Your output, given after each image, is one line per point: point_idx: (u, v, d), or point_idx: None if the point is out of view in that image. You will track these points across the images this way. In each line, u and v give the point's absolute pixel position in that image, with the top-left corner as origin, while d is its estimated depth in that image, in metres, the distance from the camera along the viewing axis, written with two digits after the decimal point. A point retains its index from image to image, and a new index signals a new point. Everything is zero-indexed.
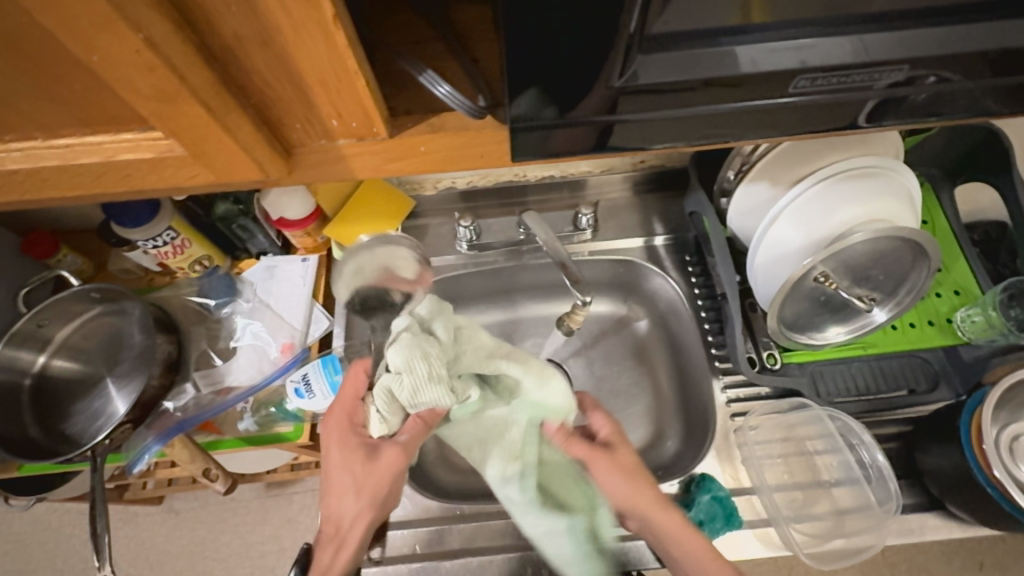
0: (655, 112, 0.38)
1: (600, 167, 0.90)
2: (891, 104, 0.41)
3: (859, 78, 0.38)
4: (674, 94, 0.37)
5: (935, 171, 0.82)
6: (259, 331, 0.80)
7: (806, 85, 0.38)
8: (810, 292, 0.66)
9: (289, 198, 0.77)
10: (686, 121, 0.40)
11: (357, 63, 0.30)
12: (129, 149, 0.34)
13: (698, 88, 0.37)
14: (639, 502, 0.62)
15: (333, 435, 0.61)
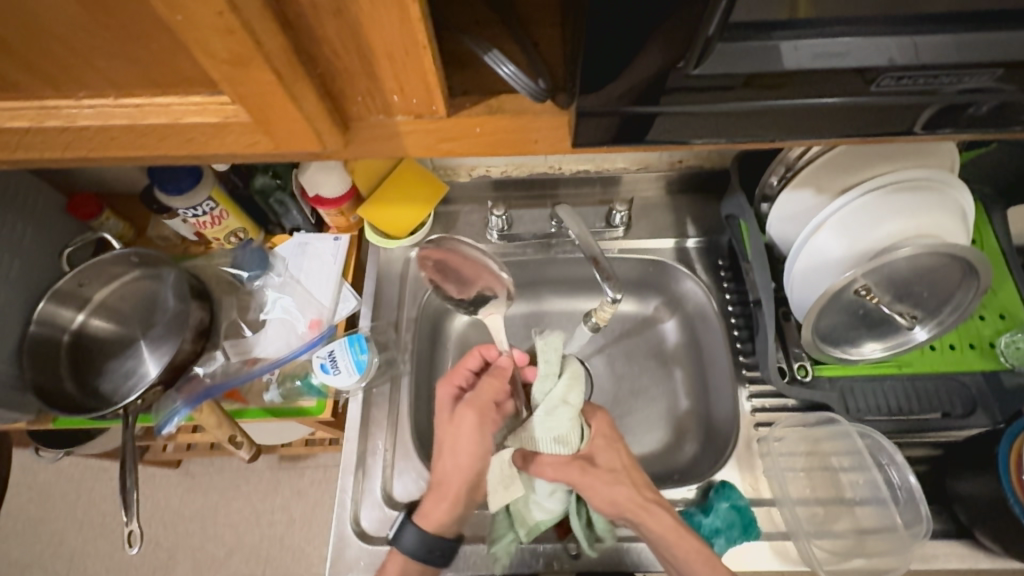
0: (719, 104, 0.37)
1: (636, 164, 0.89)
2: (968, 113, 0.39)
3: (944, 80, 0.36)
4: (741, 88, 0.36)
5: (989, 189, 0.78)
6: (289, 306, 0.82)
7: (888, 84, 0.36)
8: (849, 305, 0.65)
9: (326, 175, 0.78)
10: (746, 119, 0.39)
11: (427, 38, 0.30)
12: (196, 112, 0.34)
13: (745, 83, 0.35)
14: (629, 504, 0.62)
15: (444, 401, 0.69)
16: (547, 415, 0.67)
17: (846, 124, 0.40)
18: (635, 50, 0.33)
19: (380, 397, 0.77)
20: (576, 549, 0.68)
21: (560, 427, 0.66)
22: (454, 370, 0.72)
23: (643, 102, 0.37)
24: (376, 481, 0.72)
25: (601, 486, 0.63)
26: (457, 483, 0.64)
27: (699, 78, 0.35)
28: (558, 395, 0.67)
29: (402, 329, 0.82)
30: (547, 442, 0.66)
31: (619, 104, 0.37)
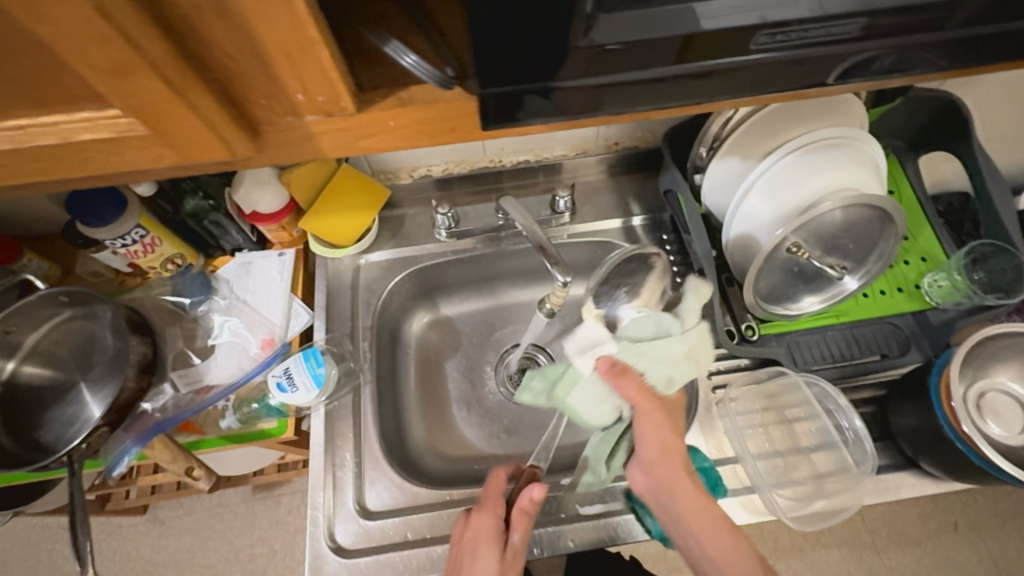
0: (630, 74, 0.39)
1: (575, 150, 0.91)
2: (861, 63, 0.42)
3: (815, 34, 0.38)
4: (643, 55, 0.37)
5: (899, 142, 0.85)
6: (237, 328, 0.79)
7: (766, 41, 0.39)
8: (784, 264, 0.68)
9: (261, 191, 0.76)
10: (659, 86, 0.40)
11: (319, 31, 0.30)
12: (88, 128, 0.33)
13: (653, 48, 0.37)
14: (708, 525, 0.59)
15: (479, 547, 0.61)
16: (681, 357, 0.66)
17: (750, 85, 0.42)
18: (542, 25, 0.33)
19: (343, 409, 0.76)
20: (553, 532, 0.69)
21: (678, 370, 0.66)
22: (488, 500, 0.65)
23: (562, 77, 0.38)
24: (348, 493, 0.71)
25: (667, 430, 0.63)
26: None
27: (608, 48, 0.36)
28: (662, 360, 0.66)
29: (358, 339, 0.81)
30: (660, 376, 0.65)
31: (532, 79, 0.37)
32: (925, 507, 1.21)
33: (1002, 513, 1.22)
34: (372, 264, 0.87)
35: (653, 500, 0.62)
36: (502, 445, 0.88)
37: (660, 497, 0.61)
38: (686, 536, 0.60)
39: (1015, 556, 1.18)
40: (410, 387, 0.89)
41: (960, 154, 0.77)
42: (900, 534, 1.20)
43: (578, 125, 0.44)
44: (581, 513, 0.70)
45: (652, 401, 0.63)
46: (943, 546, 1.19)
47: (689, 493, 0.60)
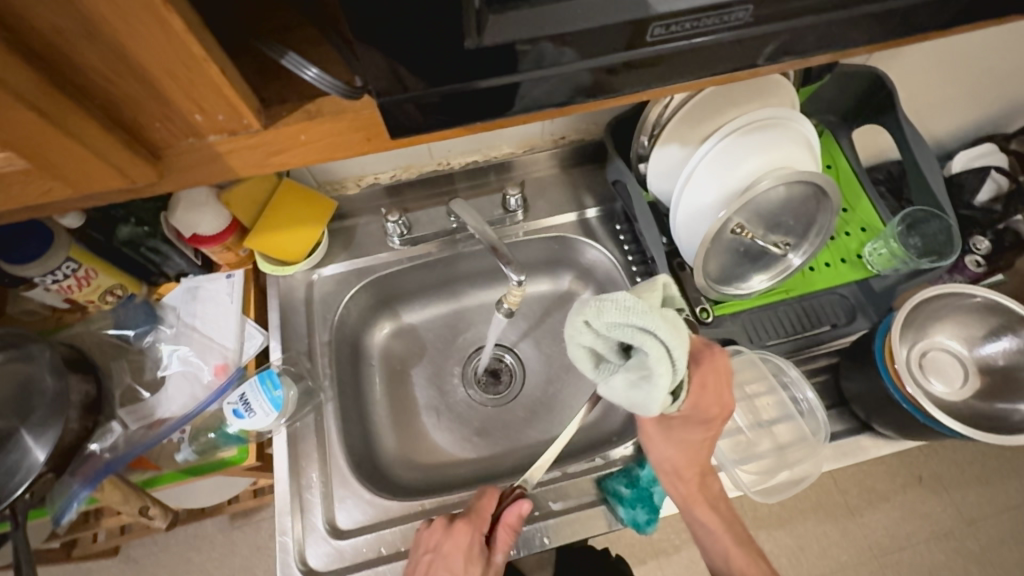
0: (554, 70, 0.38)
1: (522, 147, 0.90)
2: (777, 45, 0.42)
3: (710, 21, 0.37)
4: (561, 52, 0.37)
5: (832, 117, 0.87)
6: (187, 356, 0.76)
7: (662, 32, 0.37)
8: (731, 245, 0.70)
9: (199, 213, 0.73)
10: (583, 78, 0.40)
11: (203, 48, 0.30)
12: None
13: (569, 43, 0.36)
14: (693, 499, 0.65)
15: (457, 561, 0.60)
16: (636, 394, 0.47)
17: (671, 75, 0.42)
18: (450, 26, 0.33)
19: (306, 429, 0.74)
20: (529, 532, 0.68)
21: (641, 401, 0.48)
22: (478, 515, 0.64)
23: (475, 76, 0.37)
24: (316, 514, 0.69)
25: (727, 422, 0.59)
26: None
27: (527, 47, 0.35)
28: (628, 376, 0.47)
29: (317, 356, 0.79)
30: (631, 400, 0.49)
31: (450, 79, 0.37)
32: (890, 465, 1.27)
33: (961, 461, 1.28)
34: (325, 278, 0.85)
35: (671, 485, 0.65)
36: (475, 448, 0.87)
37: (684, 486, 0.65)
38: (696, 518, 0.66)
39: (973, 500, 1.25)
40: (377, 400, 0.88)
41: (890, 125, 0.79)
42: (869, 492, 1.25)
43: (508, 123, 0.44)
44: (554, 508, 0.69)
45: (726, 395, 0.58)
46: (909, 499, 1.25)
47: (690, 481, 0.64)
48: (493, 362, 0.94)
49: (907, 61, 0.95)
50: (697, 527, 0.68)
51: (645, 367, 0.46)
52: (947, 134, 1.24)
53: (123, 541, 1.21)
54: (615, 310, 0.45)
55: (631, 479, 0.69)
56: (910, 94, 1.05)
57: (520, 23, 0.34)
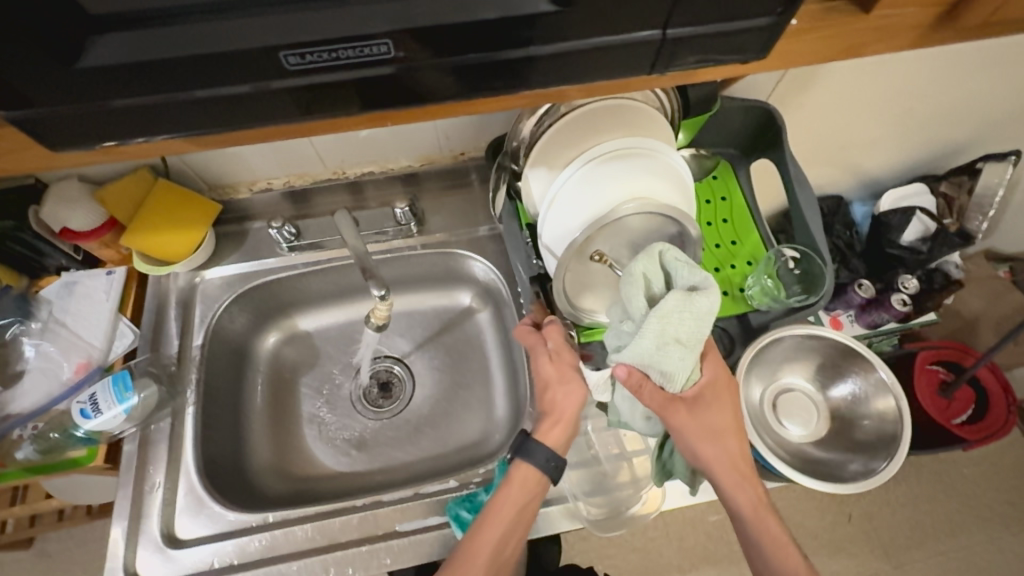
0: (270, 85, 0.35)
1: (422, 160, 0.89)
2: (565, 76, 0.37)
3: (349, 54, 0.33)
4: (291, 76, 0.34)
5: (733, 150, 0.87)
6: (49, 352, 0.76)
7: (298, 62, 0.33)
8: (596, 271, 0.69)
9: (69, 208, 0.73)
10: (300, 98, 0.36)
11: None
12: None
13: (295, 66, 0.34)
14: (749, 508, 0.65)
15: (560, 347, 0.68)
16: (654, 352, 0.54)
17: (448, 104, 0.40)
18: (146, 41, 0.32)
19: (160, 433, 0.73)
20: (367, 553, 0.66)
21: (665, 363, 0.55)
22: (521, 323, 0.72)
23: (154, 90, 0.34)
24: (153, 521, 0.68)
25: (722, 409, 0.63)
26: (562, 401, 0.66)
27: (241, 57, 0.33)
28: (670, 331, 0.54)
29: (186, 360, 0.78)
30: (671, 367, 0.56)
31: (136, 91, 0.34)
32: (820, 501, 1.20)
33: (892, 501, 1.22)
34: (210, 281, 0.85)
35: (739, 489, 0.64)
36: (352, 461, 0.84)
37: (748, 494, 0.65)
38: (746, 529, 0.66)
39: (902, 543, 1.18)
40: (255, 405, 0.85)
41: (778, 161, 0.79)
42: (798, 530, 1.18)
43: (275, 135, 0.41)
44: (398, 530, 0.68)
45: (722, 382, 0.63)
46: (836, 538, 1.18)
47: (737, 492, 0.64)
48: (382, 375, 0.92)
49: (818, 99, 0.92)
50: (745, 539, 0.66)
51: (659, 324, 0.53)
52: (882, 171, 1.22)
53: (36, 531, 1.26)
54: (686, 264, 0.56)
55: (474, 505, 0.68)
56: (829, 133, 1.03)
57: (157, 41, 0.32)
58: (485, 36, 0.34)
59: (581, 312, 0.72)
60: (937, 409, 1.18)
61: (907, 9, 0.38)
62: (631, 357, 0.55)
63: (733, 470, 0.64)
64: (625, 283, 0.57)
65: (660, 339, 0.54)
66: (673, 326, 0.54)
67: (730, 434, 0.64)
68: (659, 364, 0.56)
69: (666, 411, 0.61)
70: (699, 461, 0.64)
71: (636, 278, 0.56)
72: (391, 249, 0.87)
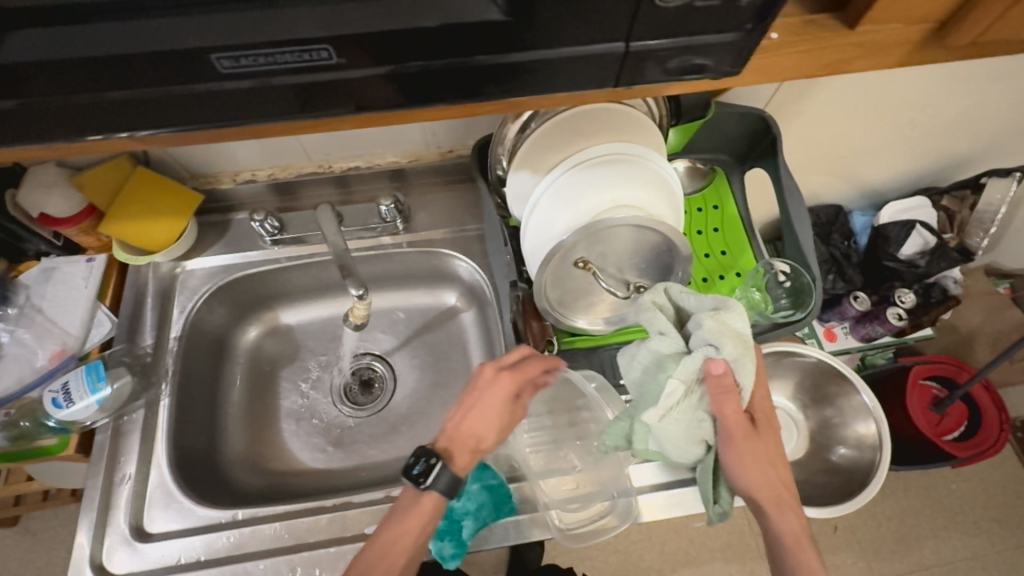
0: (214, 88, 0.34)
1: (409, 157, 0.88)
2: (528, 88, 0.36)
3: (285, 58, 0.32)
4: (238, 79, 0.33)
5: (726, 156, 0.85)
6: (25, 339, 0.75)
7: (232, 65, 0.32)
8: (578, 280, 0.68)
9: (45, 194, 0.72)
10: (248, 102, 0.35)
11: None
12: None
13: (235, 66, 0.32)
14: (792, 537, 0.61)
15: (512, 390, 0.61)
16: (737, 357, 0.54)
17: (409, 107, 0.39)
18: (87, 35, 0.30)
19: (133, 425, 0.72)
20: (335, 555, 0.65)
21: (739, 372, 0.56)
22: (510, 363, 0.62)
23: (95, 87, 0.33)
24: (121, 514, 0.67)
25: (778, 437, 0.62)
26: (476, 437, 0.61)
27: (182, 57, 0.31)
28: (736, 336, 0.55)
29: (162, 350, 0.77)
30: (744, 377, 0.56)
31: (73, 89, 0.33)
32: None
33: (878, 514, 1.21)
34: (191, 272, 0.84)
35: (781, 517, 0.61)
36: (327, 458, 0.84)
37: (795, 524, 0.61)
38: (786, 564, 0.60)
39: (885, 557, 1.17)
40: (233, 399, 0.84)
41: (772, 172, 0.78)
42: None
43: (234, 137, 0.40)
44: (368, 532, 0.67)
45: (772, 412, 0.63)
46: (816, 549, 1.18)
47: (786, 519, 0.61)
48: (363, 373, 0.91)
49: (816, 107, 0.90)
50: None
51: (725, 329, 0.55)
52: (882, 183, 1.19)
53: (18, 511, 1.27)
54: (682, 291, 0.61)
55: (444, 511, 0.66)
56: (828, 143, 1.01)
57: (81, 41, 0.30)
58: (434, 43, 0.32)
59: (563, 320, 0.71)
60: (928, 426, 1.15)
61: (891, 24, 0.36)
62: (727, 355, 0.54)
63: (783, 497, 0.61)
64: (646, 313, 0.59)
65: (731, 339, 0.55)
66: (731, 338, 0.55)
67: (784, 462, 0.62)
68: (738, 373, 0.55)
69: (738, 426, 0.58)
70: (751, 485, 0.60)
71: (649, 306, 0.59)
72: (377, 246, 0.86)
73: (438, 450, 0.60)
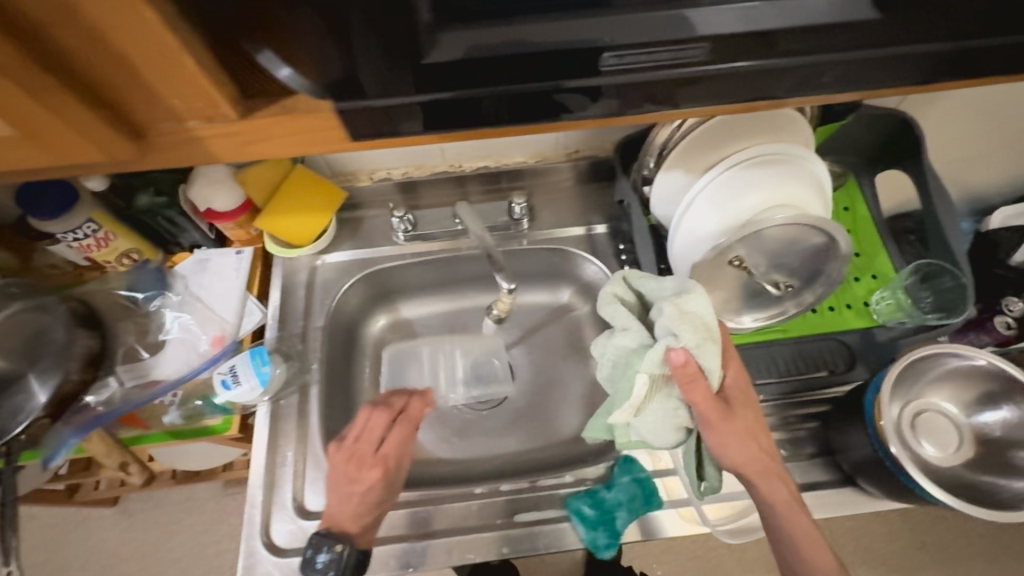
0: (589, 81, 0.40)
1: (535, 157, 0.91)
2: None
3: (668, 55, 0.39)
4: (610, 74, 0.40)
5: (854, 159, 0.85)
6: (189, 324, 0.80)
7: (615, 62, 0.39)
8: (729, 276, 0.69)
9: (215, 189, 0.76)
10: (605, 95, 0.42)
11: (178, 45, 0.33)
12: None
13: (622, 56, 0.39)
14: (784, 505, 0.61)
15: (350, 451, 0.68)
16: (700, 339, 0.55)
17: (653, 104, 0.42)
18: None
19: (289, 409, 0.76)
20: (489, 540, 0.68)
21: (704, 352, 0.56)
22: (388, 407, 0.71)
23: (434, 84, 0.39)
24: (286, 492, 0.71)
25: (748, 414, 0.61)
26: (352, 504, 0.65)
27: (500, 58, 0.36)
28: (697, 317, 0.57)
29: (309, 338, 0.81)
30: (711, 356, 0.56)
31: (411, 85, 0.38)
32: (890, 525, 1.17)
33: (969, 531, 1.17)
34: (329, 266, 0.87)
35: (768, 487, 0.61)
36: (453, 449, 0.86)
37: (784, 493, 0.61)
38: (778, 529, 0.61)
39: None
40: (365, 388, 0.88)
41: (913, 173, 0.77)
42: (862, 553, 1.15)
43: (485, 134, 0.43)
44: (517, 520, 0.69)
45: (746, 388, 0.62)
46: (907, 563, 1.15)
47: (776, 490, 0.61)
48: None
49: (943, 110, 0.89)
50: (778, 542, 0.62)
51: (674, 315, 0.57)
52: (988, 189, 1.17)
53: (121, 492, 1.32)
54: (649, 277, 0.63)
55: (595, 500, 0.68)
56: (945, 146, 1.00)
57: (518, 40, 0.37)
58: (807, 40, 0.40)
59: None
60: None
61: None
62: (686, 342, 0.55)
63: (769, 468, 0.61)
64: (607, 308, 0.63)
65: (686, 321, 0.56)
66: (695, 321, 0.56)
67: (764, 436, 0.61)
68: (704, 356, 0.56)
69: (710, 412, 0.57)
70: (734, 463, 0.60)
71: (609, 299, 0.63)
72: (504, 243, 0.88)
73: (337, 534, 0.63)
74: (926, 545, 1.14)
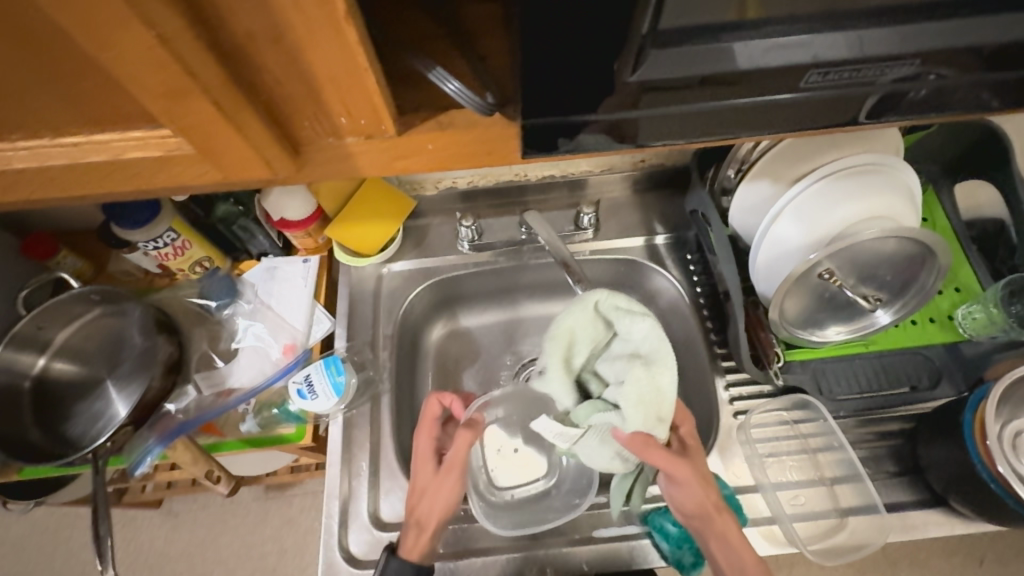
0: (775, 99, 0.39)
1: (600, 166, 0.90)
2: (891, 101, 0.40)
3: (871, 72, 0.37)
4: (782, 91, 0.38)
5: (935, 168, 0.82)
6: (260, 333, 0.80)
7: (817, 79, 0.38)
8: (815, 288, 0.67)
9: (289, 198, 0.77)
10: (785, 113, 0.40)
11: (366, 61, 0.32)
12: (71, 154, 0.36)
13: (809, 66, 0.37)
14: (741, 545, 0.60)
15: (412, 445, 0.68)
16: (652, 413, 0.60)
17: (786, 118, 0.41)
18: (585, 52, 0.34)
19: (361, 418, 0.76)
20: (569, 554, 0.68)
21: (661, 413, 0.60)
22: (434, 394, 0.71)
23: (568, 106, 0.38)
24: (362, 503, 0.71)
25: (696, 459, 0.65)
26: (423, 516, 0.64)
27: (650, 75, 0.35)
28: (663, 391, 0.61)
29: (379, 347, 0.81)
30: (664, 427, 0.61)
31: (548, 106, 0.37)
32: (955, 544, 1.13)
33: None
34: (394, 274, 0.87)
35: (728, 529, 0.61)
36: None
37: (733, 531, 0.61)
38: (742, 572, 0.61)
39: None
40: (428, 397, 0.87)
41: (1003, 183, 0.74)
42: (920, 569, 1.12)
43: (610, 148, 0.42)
44: (597, 535, 0.69)
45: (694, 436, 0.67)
46: None
47: (730, 531, 0.61)
48: None
49: None
50: None
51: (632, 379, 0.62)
52: None
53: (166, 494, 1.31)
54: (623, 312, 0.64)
55: None
56: None
57: (711, 58, 0.35)
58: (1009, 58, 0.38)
59: (787, 328, 0.70)
60: None
61: None
62: (633, 422, 0.61)
63: (717, 509, 0.62)
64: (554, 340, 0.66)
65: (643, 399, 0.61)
66: (654, 394, 0.61)
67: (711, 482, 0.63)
68: (660, 422, 0.61)
69: (666, 467, 0.61)
70: (688, 508, 0.63)
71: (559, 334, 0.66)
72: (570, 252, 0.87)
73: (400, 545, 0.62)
74: (990, 564, 1.10)
